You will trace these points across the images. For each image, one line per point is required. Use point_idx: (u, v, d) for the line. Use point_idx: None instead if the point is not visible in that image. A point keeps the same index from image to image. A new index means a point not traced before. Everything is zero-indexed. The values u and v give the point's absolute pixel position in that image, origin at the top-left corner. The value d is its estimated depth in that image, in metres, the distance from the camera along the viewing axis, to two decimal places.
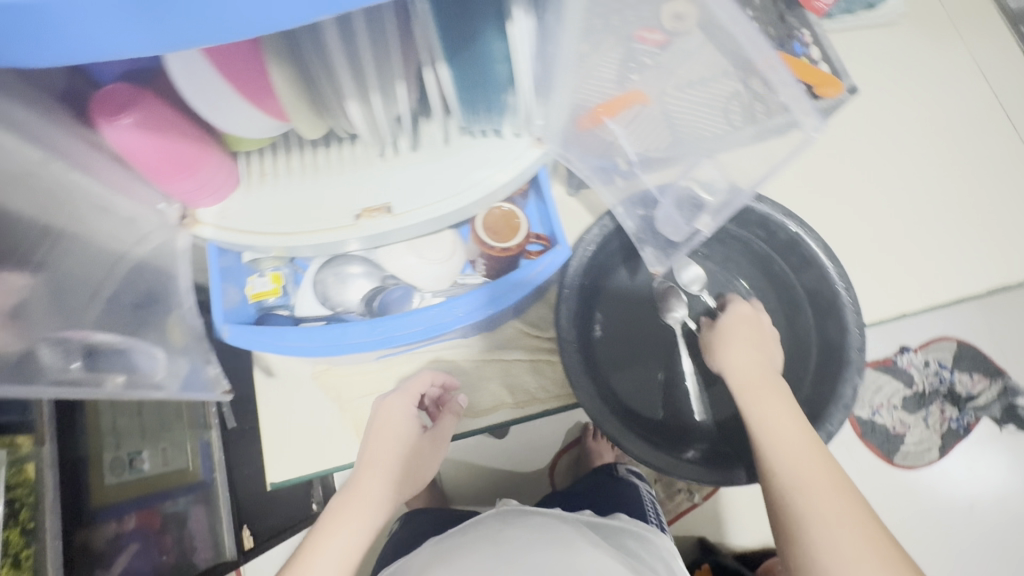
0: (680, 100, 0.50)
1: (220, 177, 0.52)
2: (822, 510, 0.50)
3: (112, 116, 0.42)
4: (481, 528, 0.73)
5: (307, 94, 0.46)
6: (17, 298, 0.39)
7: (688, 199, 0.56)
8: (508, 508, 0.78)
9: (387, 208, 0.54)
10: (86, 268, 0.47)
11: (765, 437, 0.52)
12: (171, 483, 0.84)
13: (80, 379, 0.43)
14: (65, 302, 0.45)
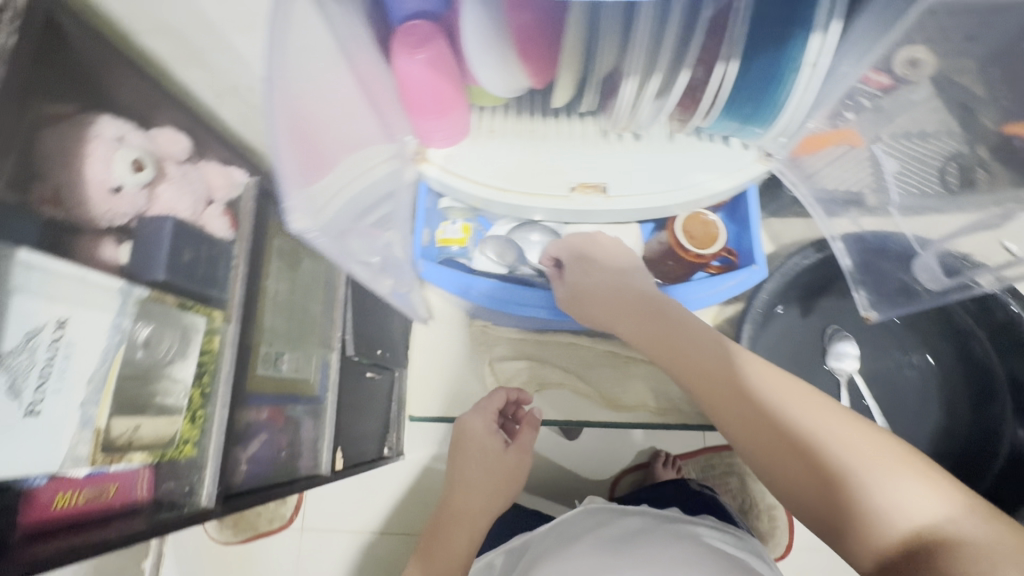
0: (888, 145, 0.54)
1: (459, 124, 0.55)
2: (854, 446, 0.42)
3: (410, 50, 0.47)
4: (574, 525, 0.71)
5: (578, 64, 0.48)
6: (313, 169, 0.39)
7: (959, 259, 0.54)
8: (594, 508, 0.76)
9: (603, 188, 0.56)
10: (361, 174, 0.48)
11: (796, 422, 0.45)
12: (298, 390, 0.90)
13: (370, 274, 0.51)
14: (349, 197, 0.46)
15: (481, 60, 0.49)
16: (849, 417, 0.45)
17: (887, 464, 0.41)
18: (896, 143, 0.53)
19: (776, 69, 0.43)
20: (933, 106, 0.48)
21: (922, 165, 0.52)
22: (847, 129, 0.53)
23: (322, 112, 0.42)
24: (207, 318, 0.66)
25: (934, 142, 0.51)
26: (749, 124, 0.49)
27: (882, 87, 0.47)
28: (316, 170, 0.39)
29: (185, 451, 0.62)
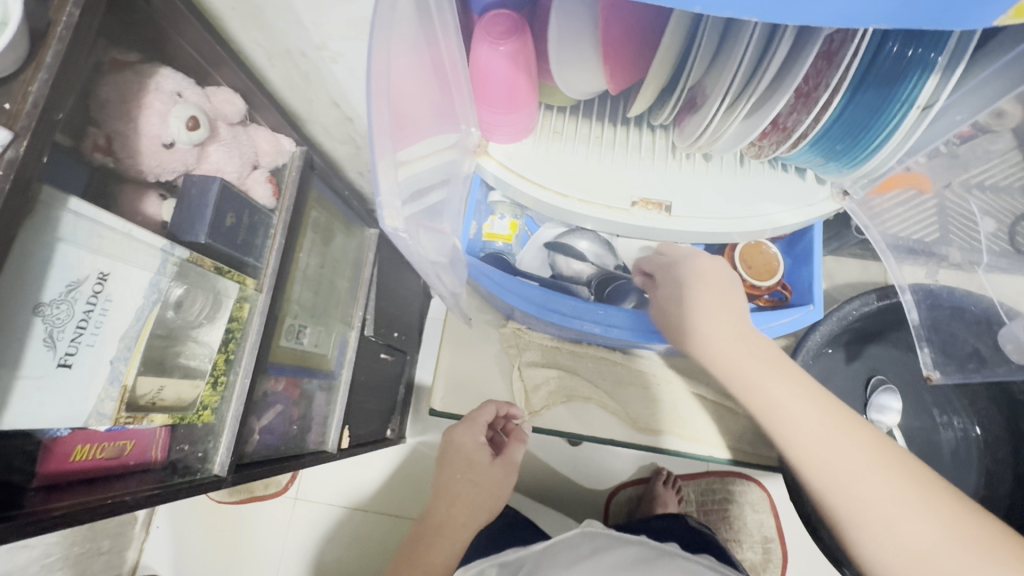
0: (971, 201, 0.51)
1: (526, 122, 0.53)
2: (843, 495, 0.45)
3: (493, 40, 0.44)
4: (568, 550, 0.66)
5: (664, 77, 0.46)
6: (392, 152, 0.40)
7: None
8: (593, 532, 0.72)
9: (666, 206, 0.54)
10: (424, 176, 0.49)
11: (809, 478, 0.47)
12: (316, 363, 0.90)
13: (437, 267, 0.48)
14: (410, 188, 0.46)
15: (563, 58, 0.47)
16: (882, 453, 0.45)
17: (939, 539, 0.42)
18: (977, 198, 0.51)
19: (879, 107, 0.40)
20: (1013, 162, 0.46)
21: (999, 227, 0.50)
22: (917, 173, 0.51)
23: (403, 108, 0.43)
24: (240, 286, 0.65)
25: (1006, 198, 0.48)
26: (832, 161, 0.46)
27: (961, 135, 0.45)
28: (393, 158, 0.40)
29: (203, 417, 0.62)
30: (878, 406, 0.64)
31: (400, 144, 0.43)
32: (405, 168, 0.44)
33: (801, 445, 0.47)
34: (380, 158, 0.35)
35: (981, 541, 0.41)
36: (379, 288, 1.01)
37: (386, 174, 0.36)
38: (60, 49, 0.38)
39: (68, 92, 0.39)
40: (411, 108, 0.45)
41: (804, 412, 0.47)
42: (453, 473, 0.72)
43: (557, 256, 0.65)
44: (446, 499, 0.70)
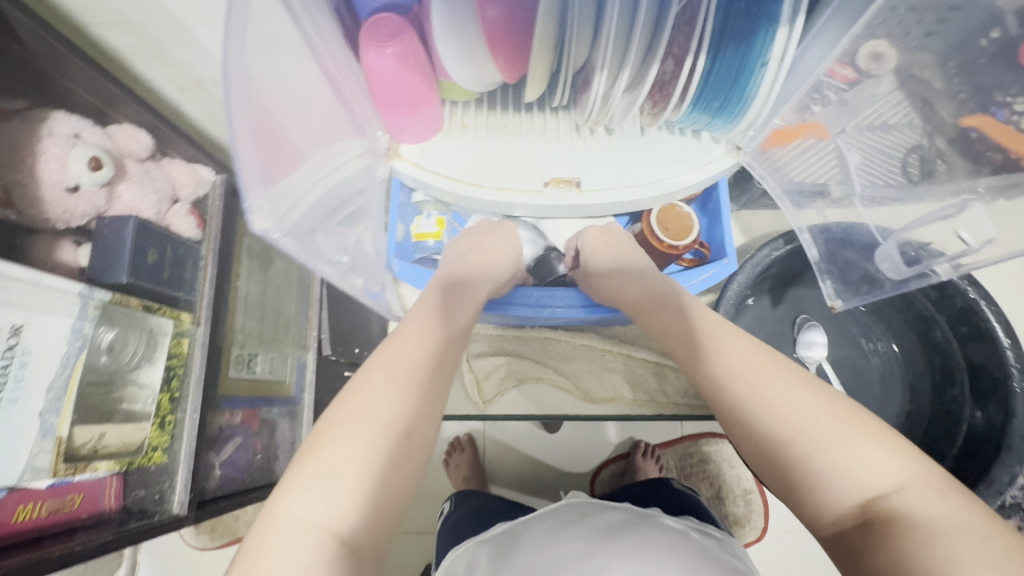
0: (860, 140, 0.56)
1: (430, 118, 0.54)
2: (768, 401, 0.40)
3: (379, 43, 0.46)
4: (557, 517, 0.70)
5: (549, 60, 0.48)
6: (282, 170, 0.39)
7: (924, 246, 0.53)
8: (580, 501, 0.76)
9: (576, 182, 0.56)
10: (337, 189, 0.49)
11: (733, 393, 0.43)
12: (273, 391, 0.89)
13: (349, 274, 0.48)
14: (319, 200, 0.45)
15: (453, 53, 0.49)
16: (786, 365, 0.43)
17: (833, 425, 0.38)
18: (867, 136, 0.55)
19: (740, 65, 0.44)
20: (897, 100, 0.51)
21: (889, 159, 0.55)
22: (813, 121, 0.56)
23: (292, 123, 0.42)
24: (176, 322, 0.65)
25: (896, 133, 0.53)
26: (716, 118, 0.49)
27: (847, 81, 0.50)
28: (282, 174, 0.40)
29: (154, 458, 0.61)
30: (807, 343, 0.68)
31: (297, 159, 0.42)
32: (310, 182, 0.44)
33: (718, 353, 0.45)
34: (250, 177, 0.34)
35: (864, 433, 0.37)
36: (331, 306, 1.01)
37: (257, 191, 0.34)
38: None
39: None
40: (303, 122, 0.44)
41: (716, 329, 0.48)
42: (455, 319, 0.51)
43: None
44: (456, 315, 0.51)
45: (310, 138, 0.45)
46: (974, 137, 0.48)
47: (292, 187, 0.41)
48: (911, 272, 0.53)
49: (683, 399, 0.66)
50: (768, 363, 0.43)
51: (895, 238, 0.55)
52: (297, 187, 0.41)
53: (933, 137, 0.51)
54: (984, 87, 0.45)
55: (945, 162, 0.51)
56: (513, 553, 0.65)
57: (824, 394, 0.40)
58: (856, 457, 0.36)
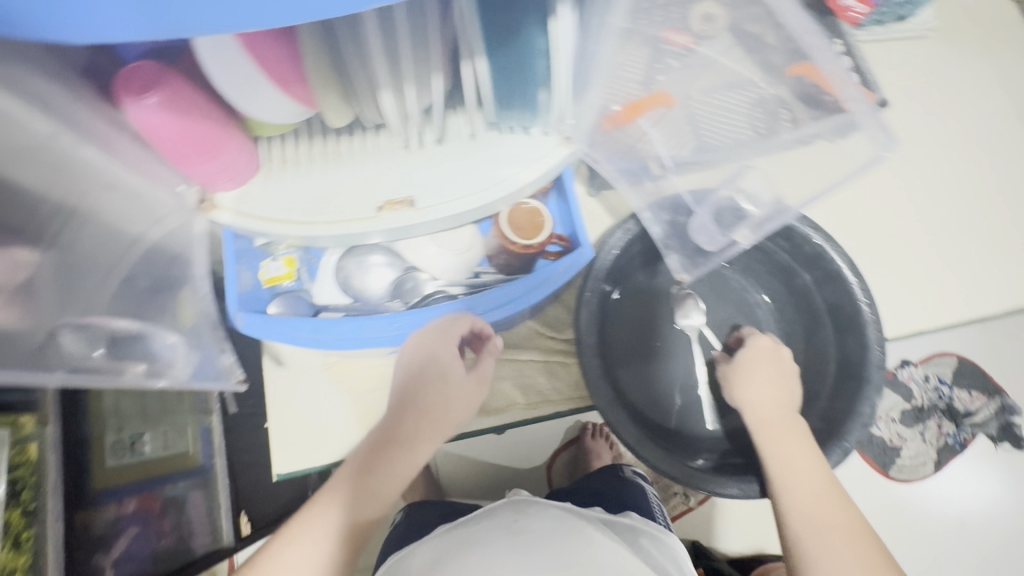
0: (708, 102, 0.54)
1: (236, 162, 0.50)
2: (802, 488, 0.52)
3: (136, 96, 0.41)
4: (492, 525, 0.67)
5: (334, 83, 0.45)
6: (24, 276, 0.38)
7: (729, 211, 0.55)
8: (524, 498, 0.73)
9: (411, 201, 0.53)
10: (90, 263, 0.46)
11: (777, 478, 0.53)
12: (171, 468, 0.80)
13: (105, 368, 0.44)
14: (79, 288, 0.44)
15: (237, 90, 0.44)
16: (813, 451, 0.54)
17: (833, 519, 0.51)
18: (714, 97, 0.54)
19: (521, 63, 0.42)
20: (736, 57, 0.51)
21: (735, 117, 0.53)
22: (659, 93, 0.54)
23: (42, 206, 0.40)
24: (14, 428, 0.59)
25: (737, 92, 0.53)
26: (524, 114, 0.48)
27: (683, 46, 0.51)
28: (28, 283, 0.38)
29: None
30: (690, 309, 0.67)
31: (43, 243, 0.40)
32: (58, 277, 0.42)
33: (771, 439, 0.55)
34: None
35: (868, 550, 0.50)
36: None
37: None
38: None
39: None
40: (56, 194, 0.41)
41: (768, 399, 0.58)
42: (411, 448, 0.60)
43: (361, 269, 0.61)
44: (416, 437, 0.60)
45: (70, 205, 0.43)
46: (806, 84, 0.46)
47: (33, 281, 0.39)
48: (721, 241, 0.55)
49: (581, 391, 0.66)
50: (812, 453, 0.54)
51: (706, 207, 0.57)
52: (48, 288, 0.41)
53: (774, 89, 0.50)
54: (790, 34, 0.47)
55: (792, 113, 0.49)
56: (442, 557, 0.64)
57: (831, 487, 0.53)
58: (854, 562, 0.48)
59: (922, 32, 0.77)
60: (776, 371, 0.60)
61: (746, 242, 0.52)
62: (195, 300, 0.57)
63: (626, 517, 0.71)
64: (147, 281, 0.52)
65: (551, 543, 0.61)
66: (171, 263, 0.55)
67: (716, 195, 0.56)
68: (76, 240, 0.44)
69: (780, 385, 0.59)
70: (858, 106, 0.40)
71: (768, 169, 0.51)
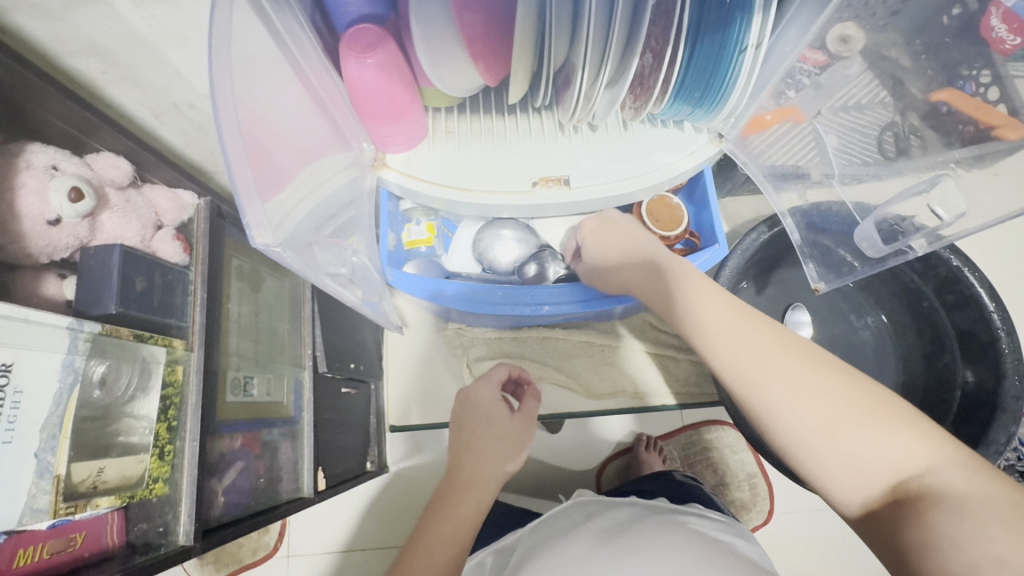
0: (837, 120, 0.58)
1: (414, 127, 0.54)
2: (779, 373, 0.41)
3: (359, 54, 0.45)
4: (564, 519, 0.69)
5: (529, 61, 0.48)
6: (269, 190, 0.37)
7: (908, 221, 0.53)
8: (587, 499, 0.74)
9: (565, 180, 0.56)
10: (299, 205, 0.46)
11: (735, 373, 0.43)
12: (271, 414, 0.86)
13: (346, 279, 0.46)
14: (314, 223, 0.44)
15: (432, 59, 0.49)
16: (777, 334, 0.43)
17: (841, 411, 0.39)
18: (842, 117, 0.57)
19: (717, 56, 0.45)
20: (867, 81, 0.54)
21: (865, 135, 0.57)
22: (790, 107, 0.57)
23: (273, 137, 0.40)
24: (168, 349, 0.63)
25: (869, 112, 0.56)
26: (697, 109, 0.50)
27: (818, 64, 0.51)
28: (274, 189, 0.38)
29: (156, 490, 0.59)
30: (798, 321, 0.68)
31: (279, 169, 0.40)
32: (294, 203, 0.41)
33: (714, 339, 0.45)
34: (245, 187, 0.33)
35: (889, 416, 0.39)
36: (325, 322, 0.98)
37: (256, 204, 0.33)
38: None
39: None
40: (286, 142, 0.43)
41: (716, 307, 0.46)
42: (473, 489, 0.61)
43: (490, 243, 0.64)
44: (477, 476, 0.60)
45: None
46: (943, 110, 0.50)
47: (271, 187, 0.38)
48: (888, 249, 0.53)
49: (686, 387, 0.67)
50: (756, 332, 0.44)
51: (872, 217, 0.55)
52: (281, 199, 0.39)
53: (906, 113, 0.53)
54: (959, 61, 0.45)
55: (921, 137, 0.52)
56: (537, 544, 0.64)
57: (811, 359, 0.42)
58: (870, 442, 0.38)
59: None
60: (711, 291, 0.47)
61: (921, 248, 0.51)
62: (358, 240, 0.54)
63: (691, 507, 0.71)
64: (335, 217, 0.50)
65: (645, 528, 0.61)
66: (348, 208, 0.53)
67: (884, 207, 0.54)
68: None
69: (723, 300, 0.47)
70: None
71: (966, 180, 0.50)
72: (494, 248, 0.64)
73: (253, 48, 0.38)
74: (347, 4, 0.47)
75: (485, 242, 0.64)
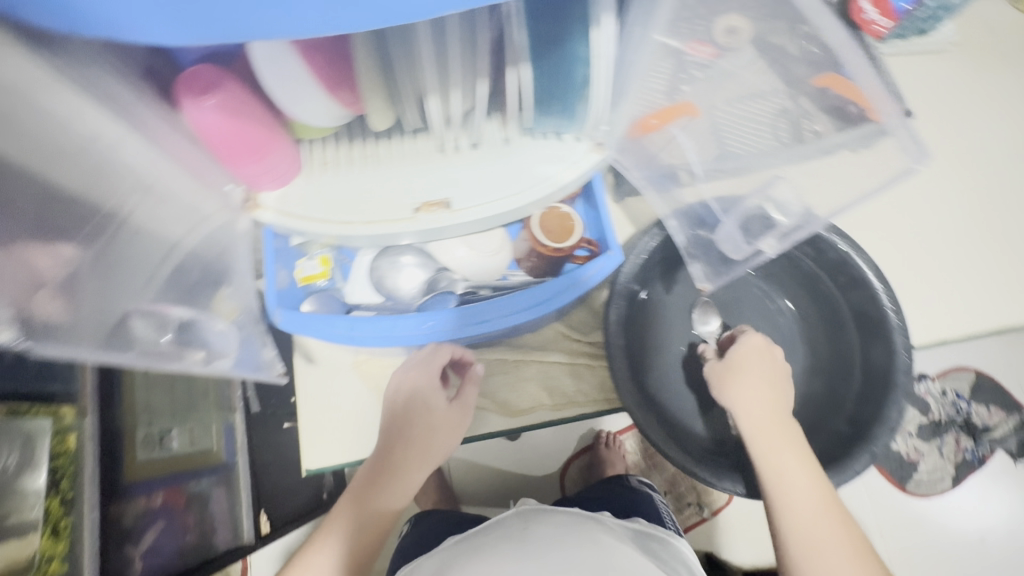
0: (732, 112, 0.56)
1: (282, 163, 0.52)
2: (790, 483, 0.54)
3: (196, 98, 0.43)
4: (493, 533, 0.66)
5: (384, 88, 0.47)
6: (65, 271, 0.39)
7: (758, 219, 0.58)
8: (529, 508, 0.71)
9: (447, 203, 0.55)
10: (134, 267, 0.46)
11: (775, 490, 0.55)
12: (197, 464, 0.82)
13: (167, 352, 0.46)
14: (116, 279, 0.45)
15: (284, 93, 0.46)
16: (795, 437, 0.57)
17: (829, 516, 0.54)
18: (738, 107, 0.56)
19: (564, 69, 0.44)
20: (760, 70, 0.53)
21: (760, 125, 0.56)
22: (683, 102, 0.55)
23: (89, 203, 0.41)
24: (54, 418, 0.60)
25: (761, 103, 0.55)
26: (562, 120, 0.50)
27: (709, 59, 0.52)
28: (68, 273, 0.40)
29: (49, 569, 0.57)
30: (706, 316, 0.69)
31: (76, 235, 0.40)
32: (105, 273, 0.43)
33: (764, 438, 0.57)
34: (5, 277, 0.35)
35: (835, 509, 0.55)
36: None
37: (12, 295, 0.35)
38: None
39: None
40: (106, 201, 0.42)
41: (761, 406, 0.57)
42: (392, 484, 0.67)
43: (390, 267, 0.63)
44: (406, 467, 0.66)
45: (121, 205, 0.44)
46: (830, 95, 0.49)
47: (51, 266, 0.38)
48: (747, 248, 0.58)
49: (603, 394, 0.66)
50: (802, 455, 0.56)
51: (733, 215, 0.59)
52: (78, 284, 0.41)
53: (797, 99, 0.52)
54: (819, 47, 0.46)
55: (814, 123, 0.52)
56: (453, 562, 0.63)
57: (814, 475, 0.55)
58: (826, 539, 0.54)
59: (942, 47, 0.78)
60: (779, 386, 0.60)
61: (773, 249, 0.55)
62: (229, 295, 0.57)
63: (631, 522, 0.71)
64: (184, 275, 0.52)
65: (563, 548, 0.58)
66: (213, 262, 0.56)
67: (743, 203, 0.59)
68: (128, 237, 0.45)
69: (773, 411, 0.58)
70: (893, 116, 0.43)
71: (796, 181, 0.55)
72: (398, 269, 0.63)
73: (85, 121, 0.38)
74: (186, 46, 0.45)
75: (386, 267, 0.63)
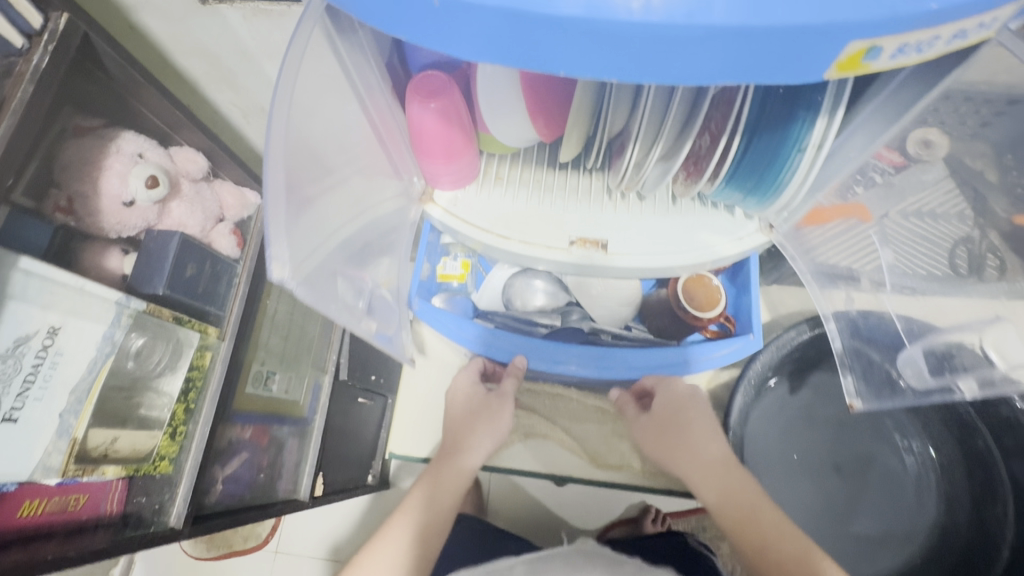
0: (907, 225, 0.54)
1: (467, 170, 0.55)
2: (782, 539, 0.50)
3: (423, 99, 0.47)
4: (555, 561, 0.59)
5: (584, 126, 0.51)
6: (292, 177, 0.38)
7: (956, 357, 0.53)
8: (592, 548, 0.62)
9: (603, 244, 0.56)
10: (338, 208, 0.46)
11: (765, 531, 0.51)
12: (285, 410, 0.88)
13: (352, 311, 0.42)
14: (328, 223, 0.44)
15: (492, 109, 0.50)
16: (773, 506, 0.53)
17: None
18: (913, 222, 0.54)
19: (776, 148, 0.45)
20: (946, 188, 0.51)
21: (935, 249, 0.55)
22: (853, 203, 0.53)
23: (320, 155, 0.43)
24: (201, 334, 0.65)
25: (943, 223, 0.53)
26: (749, 196, 0.50)
27: (894, 164, 0.49)
28: (311, 215, 0.41)
29: (160, 468, 0.60)
30: (820, 440, 0.66)
31: (315, 188, 0.42)
32: (316, 209, 0.42)
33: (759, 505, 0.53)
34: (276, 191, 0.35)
35: None
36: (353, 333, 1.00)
37: (280, 219, 0.35)
38: (10, 124, 0.40)
39: (16, 160, 0.41)
40: (331, 156, 0.45)
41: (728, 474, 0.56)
42: (461, 459, 0.67)
43: (518, 290, 0.64)
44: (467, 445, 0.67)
45: (341, 165, 0.47)
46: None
47: (306, 195, 0.40)
48: (933, 383, 0.53)
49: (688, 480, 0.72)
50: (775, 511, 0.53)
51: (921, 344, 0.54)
52: (295, 219, 0.38)
53: (985, 231, 0.51)
54: None
55: (1000, 259, 0.51)
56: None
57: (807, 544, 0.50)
58: None
59: None
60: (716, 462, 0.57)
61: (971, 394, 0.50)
62: (382, 270, 0.56)
63: None
64: (363, 243, 0.51)
65: None
66: (385, 236, 0.56)
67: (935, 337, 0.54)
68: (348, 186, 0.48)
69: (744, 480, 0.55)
70: None
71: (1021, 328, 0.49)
72: (525, 281, 0.64)
73: (321, 69, 0.39)
74: (422, 51, 0.49)
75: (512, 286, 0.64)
